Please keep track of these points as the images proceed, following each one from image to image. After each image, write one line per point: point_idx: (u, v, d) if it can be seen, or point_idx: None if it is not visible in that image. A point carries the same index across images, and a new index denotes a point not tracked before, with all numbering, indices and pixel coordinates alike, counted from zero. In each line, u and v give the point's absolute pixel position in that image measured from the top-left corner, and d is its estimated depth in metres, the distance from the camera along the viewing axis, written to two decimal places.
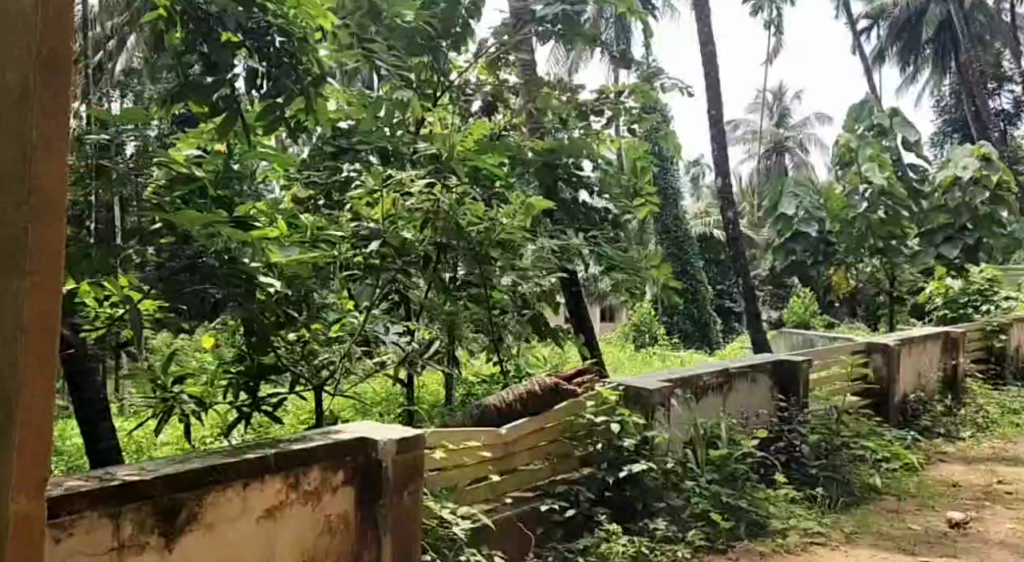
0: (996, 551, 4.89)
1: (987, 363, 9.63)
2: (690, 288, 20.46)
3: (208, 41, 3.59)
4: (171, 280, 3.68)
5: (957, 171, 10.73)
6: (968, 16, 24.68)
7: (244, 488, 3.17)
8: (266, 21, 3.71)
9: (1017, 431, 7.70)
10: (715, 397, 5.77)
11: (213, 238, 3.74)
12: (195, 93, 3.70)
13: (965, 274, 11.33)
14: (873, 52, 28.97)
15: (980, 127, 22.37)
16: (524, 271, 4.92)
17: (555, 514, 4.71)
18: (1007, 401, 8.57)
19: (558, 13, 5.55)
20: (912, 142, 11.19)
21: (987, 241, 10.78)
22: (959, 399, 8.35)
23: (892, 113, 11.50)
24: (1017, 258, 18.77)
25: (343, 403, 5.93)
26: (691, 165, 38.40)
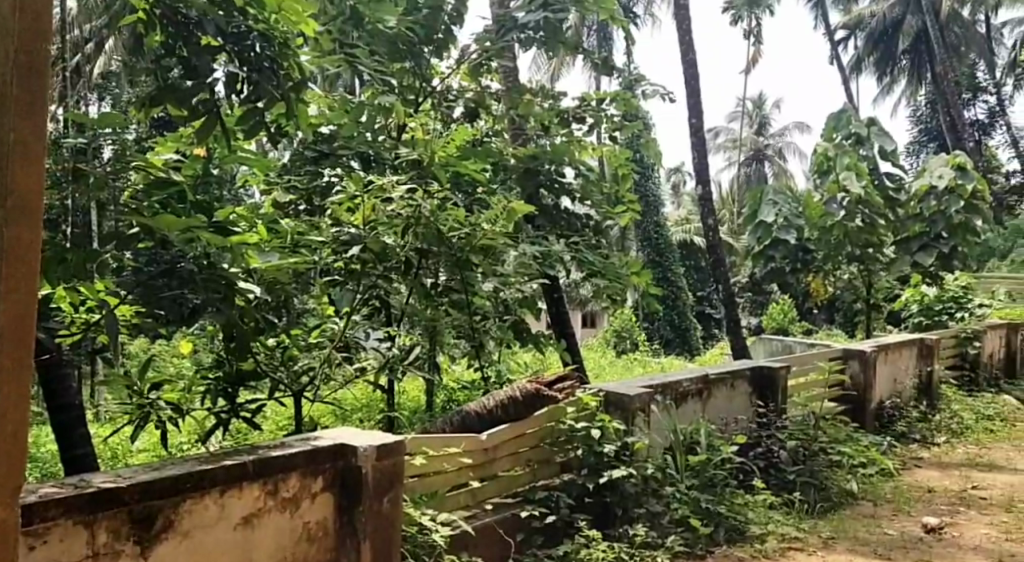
0: (971, 555, 4.94)
1: (961, 369, 9.74)
2: (670, 294, 20.52)
3: (189, 45, 3.60)
4: (149, 285, 3.67)
5: (931, 180, 10.94)
6: (944, 28, 25.00)
7: (221, 495, 3.15)
8: (247, 24, 3.68)
9: (992, 437, 7.80)
10: (694, 403, 5.82)
11: (191, 243, 3.65)
12: (174, 96, 3.72)
13: (940, 282, 11.46)
14: (850, 61, 29.16)
15: (955, 138, 22.58)
16: (505, 277, 4.89)
17: (535, 521, 4.73)
18: (981, 407, 8.69)
19: (541, 21, 5.50)
20: (888, 151, 11.42)
21: (961, 250, 10.90)
22: (934, 405, 8.44)
23: (868, 122, 11.63)
24: (993, 268, 18.94)
25: (323, 409, 5.91)
26: (671, 173, 38.54)
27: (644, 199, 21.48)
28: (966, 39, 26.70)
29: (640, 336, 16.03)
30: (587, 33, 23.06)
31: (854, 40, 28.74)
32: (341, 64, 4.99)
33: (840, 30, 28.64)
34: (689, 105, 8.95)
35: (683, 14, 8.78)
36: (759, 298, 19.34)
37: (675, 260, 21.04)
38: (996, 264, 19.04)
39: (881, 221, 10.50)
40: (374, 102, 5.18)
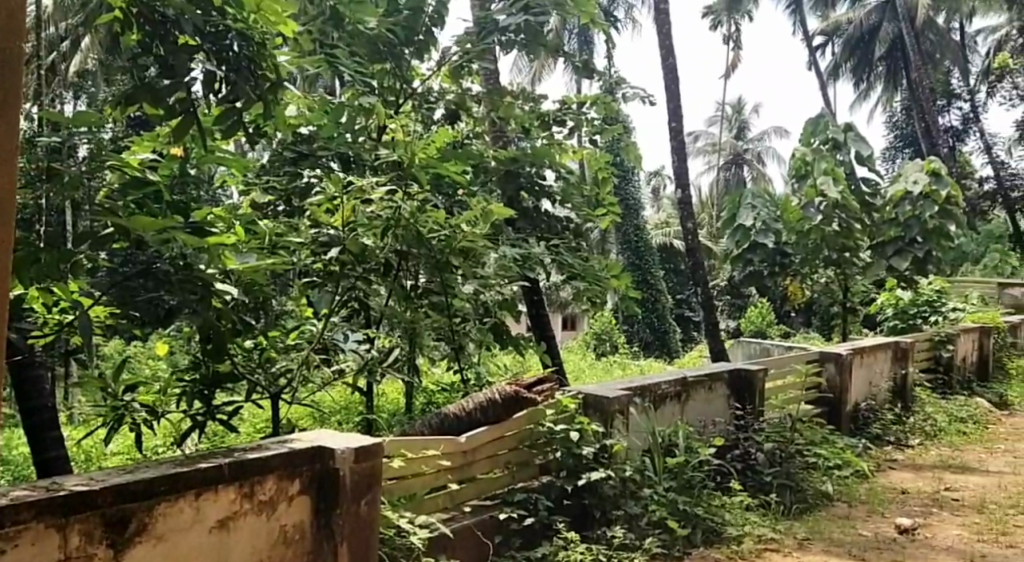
0: (943, 556, 5.00)
1: (935, 372, 9.86)
2: (649, 297, 20.63)
3: (165, 44, 3.57)
4: (124, 286, 3.69)
5: (907, 185, 11.10)
6: (919, 35, 25.37)
7: (196, 499, 3.14)
8: (225, 24, 3.66)
9: (964, 440, 7.91)
10: (673, 405, 5.85)
11: (167, 244, 3.62)
12: (149, 94, 3.60)
13: (914, 286, 11.60)
14: (828, 67, 29.42)
15: (930, 143, 22.89)
16: (486, 279, 4.92)
17: (513, 523, 4.71)
18: (954, 409, 8.80)
19: (521, 23, 5.51)
20: (865, 156, 11.47)
21: (935, 253, 11.05)
22: (908, 408, 8.54)
23: (845, 128, 11.77)
24: (967, 272, 19.21)
25: (301, 412, 5.89)
26: (652, 176, 38.69)
27: (624, 202, 21.56)
28: (940, 46, 27.07)
29: (620, 339, 16.10)
30: (568, 36, 23.15)
31: (831, 46, 28.97)
32: (321, 64, 4.97)
33: (817, 36, 29.02)
34: (668, 108, 9.01)
35: (663, 18, 8.83)
36: (738, 301, 19.45)
37: (655, 263, 21.15)
38: (972, 269, 19.30)
39: (858, 225, 10.64)
40: (355, 102, 5.14)
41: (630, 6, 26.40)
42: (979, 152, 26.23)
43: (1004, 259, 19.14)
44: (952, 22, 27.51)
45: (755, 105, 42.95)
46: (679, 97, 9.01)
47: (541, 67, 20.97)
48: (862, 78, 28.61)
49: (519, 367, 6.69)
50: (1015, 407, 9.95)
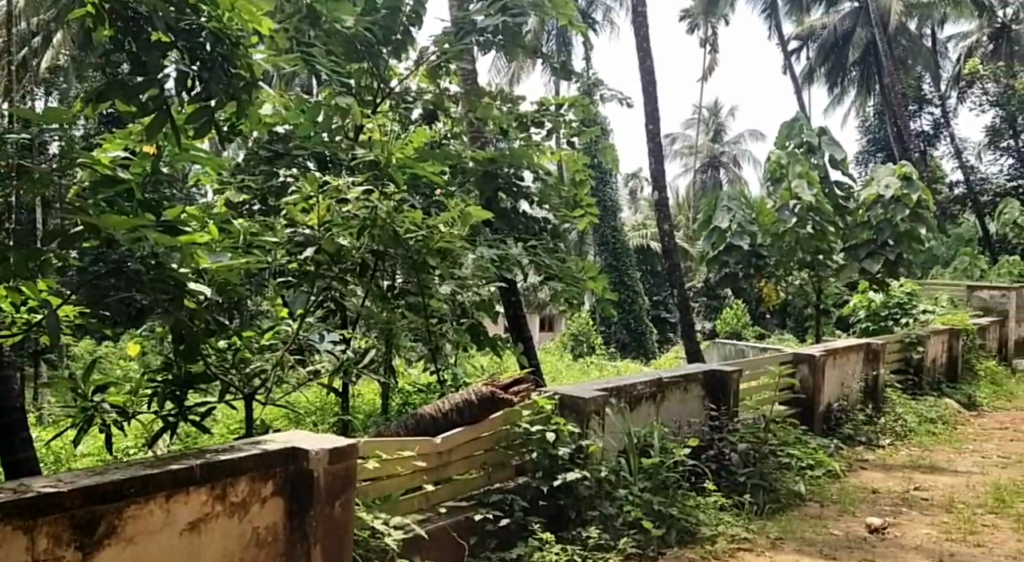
0: (913, 555, 5.07)
1: (905, 373, 9.99)
2: (625, 298, 20.71)
3: (139, 41, 3.49)
4: (93, 286, 3.60)
5: (880, 189, 11.22)
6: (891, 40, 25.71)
7: (167, 501, 3.12)
8: (198, 22, 3.62)
9: (934, 440, 8.04)
10: (649, 406, 5.89)
11: (138, 243, 3.56)
12: (121, 92, 3.51)
13: (885, 288, 11.75)
14: (803, 72, 29.68)
15: (902, 147, 23.19)
16: (463, 280, 4.86)
17: (488, 523, 4.72)
18: (924, 410, 8.92)
19: (499, 25, 5.49)
20: (838, 160, 11.70)
21: (905, 256, 11.19)
22: (879, 409, 8.65)
23: (820, 131, 11.92)
24: (938, 274, 19.47)
25: (275, 412, 5.86)
26: (628, 178, 38.82)
27: (602, 204, 21.62)
28: (913, 52, 27.35)
29: (597, 340, 16.16)
30: (546, 37, 23.22)
31: (806, 50, 29.20)
32: (298, 63, 4.91)
33: (793, 40, 29.31)
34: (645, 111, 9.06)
35: (641, 21, 8.88)
36: (713, 302, 19.57)
37: (632, 265, 21.23)
38: (943, 271, 19.56)
39: (830, 228, 10.80)
40: (331, 102, 5.06)
41: (607, 8, 26.55)
42: (950, 156, 26.57)
43: (974, 262, 19.42)
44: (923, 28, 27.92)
45: (732, 108, 43.18)
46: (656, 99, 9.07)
47: (520, 67, 20.99)
48: (836, 82, 28.88)
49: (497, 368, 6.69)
50: (982, 407, 10.11)
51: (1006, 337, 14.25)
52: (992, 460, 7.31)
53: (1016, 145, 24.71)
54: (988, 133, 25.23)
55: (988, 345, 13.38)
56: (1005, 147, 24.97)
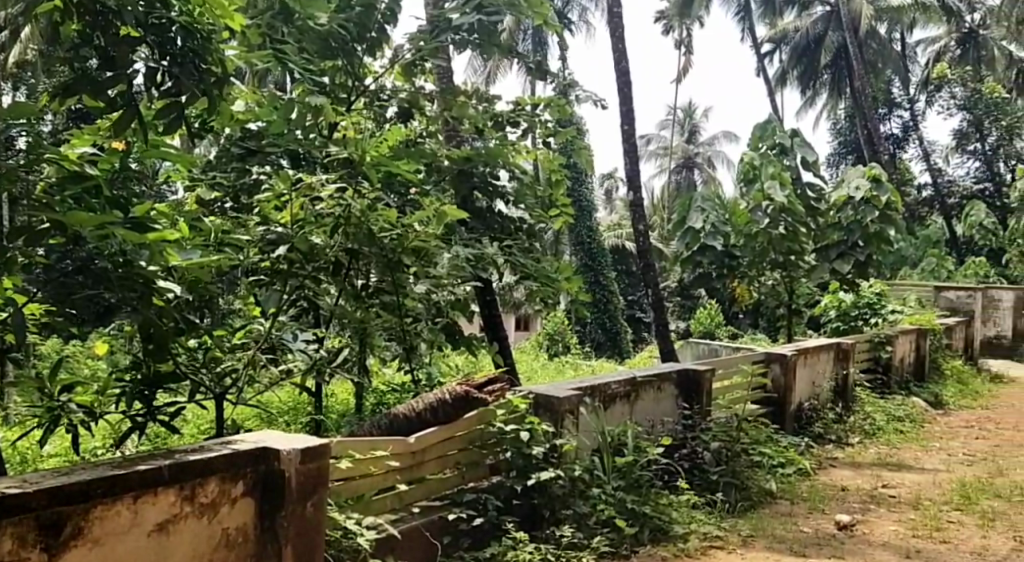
0: (881, 551, 5.15)
1: (874, 372, 10.13)
2: (600, 298, 20.76)
3: (106, 36, 3.28)
4: (58, 284, 3.54)
5: (850, 191, 11.42)
6: (863, 44, 26.13)
7: (135, 502, 3.08)
8: (169, 16, 3.43)
9: (901, 438, 8.18)
10: (623, 405, 5.92)
11: (105, 240, 3.47)
12: (89, 87, 3.35)
13: (855, 289, 11.90)
14: (776, 75, 29.91)
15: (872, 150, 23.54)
16: (439, 279, 4.80)
17: (462, 523, 4.71)
18: (892, 409, 9.07)
19: (474, 23, 5.50)
20: (810, 162, 11.85)
21: (875, 257, 11.42)
22: (848, 408, 8.77)
23: (792, 133, 12.11)
24: (907, 275, 19.73)
25: (246, 412, 5.82)
26: (603, 178, 38.96)
27: (578, 204, 21.62)
28: (882, 56, 27.79)
29: (573, 339, 16.20)
30: (523, 37, 23.24)
31: (780, 53, 29.56)
32: (269, 60, 4.88)
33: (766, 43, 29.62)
34: (621, 111, 9.10)
35: (616, 21, 8.91)
36: (687, 302, 19.68)
37: (608, 265, 21.29)
38: (911, 272, 19.83)
39: (803, 228, 10.98)
40: (303, 100, 4.89)
41: (584, 9, 26.63)
42: (918, 159, 26.74)
43: (940, 263, 19.74)
44: (894, 32, 28.35)
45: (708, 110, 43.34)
46: (632, 101, 9.12)
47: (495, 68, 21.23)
48: (808, 85, 29.15)
49: (474, 368, 6.69)
50: (949, 406, 10.29)
51: (973, 336, 14.50)
52: (958, 458, 7.43)
53: (982, 148, 25.20)
54: (956, 137, 25.70)
55: (954, 345, 13.61)
56: (973, 150, 25.43)
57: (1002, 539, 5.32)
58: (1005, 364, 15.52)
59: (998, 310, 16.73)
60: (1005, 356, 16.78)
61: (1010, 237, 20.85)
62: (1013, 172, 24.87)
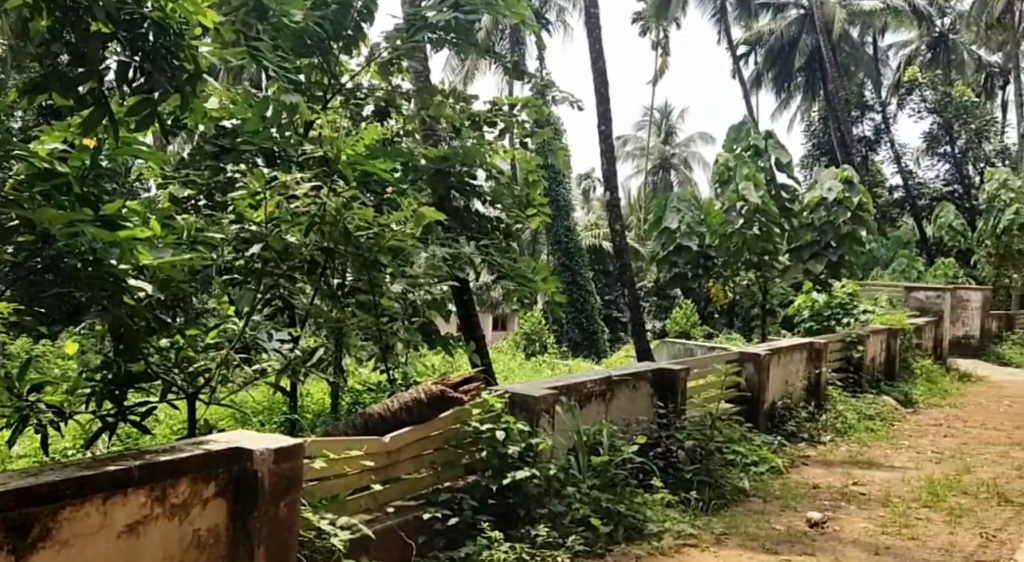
0: (851, 548, 5.22)
1: (846, 371, 10.26)
2: (577, 298, 20.80)
3: (76, 31, 3.14)
4: (27, 283, 3.49)
5: (823, 192, 11.73)
6: (836, 47, 26.46)
7: (105, 503, 3.04)
8: (141, 11, 3.30)
9: (872, 436, 8.29)
10: (598, 405, 5.94)
11: (74, 237, 3.36)
12: (59, 84, 3.19)
13: (826, 288, 12.03)
14: (751, 76, 30.11)
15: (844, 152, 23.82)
16: (415, 278, 4.83)
17: (437, 522, 4.70)
18: (862, 407, 9.19)
19: (450, 21, 5.46)
20: (784, 164, 11.95)
21: (848, 258, 11.79)
22: (820, 407, 8.87)
23: (766, 135, 12.23)
24: (877, 276, 19.98)
25: (221, 412, 5.78)
26: (580, 178, 39.07)
27: (555, 203, 21.55)
28: (855, 59, 28.12)
29: (551, 339, 16.20)
30: (500, 37, 23.20)
31: (754, 56, 29.81)
32: (244, 57, 4.74)
33: (741, 45, 29.89)
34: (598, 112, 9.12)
35: (593, 22, 8.93)
36: (663, 302, 19.76)
37: (585, 264, 21.32)
38: (881, 273, 20.09)
39: (777, 229, 11.11)
40: (279, 98, 4.76)
41: (561, 9, 26.68)
42: (889, 161, 26.95)
43: (911, 264, 20.01)
44: (868, 35, 28.70)
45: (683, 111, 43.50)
46: (609, 101, 9.14)
47: (472, 67, 21.43)
48: (782, 87, 29.35)
49: (451, 368, 6.69)
50: (918, 405, 10.44)
51: (942, 336, 14.71)
52: (927, 455, 7.55)
53: (952, 151, 25.64)
54: (926, 140, 26.13)
55: (923, 345, 13.80)
56: (943, 153, 25.86)
57: (969, 536, 5.42)
58: (974, 364, 15.76)
59: (967, 310, 16.98)
60: (972, 356, 17.03)
61: (979, 239, 21.17)
62: (981, 174, 25.53)
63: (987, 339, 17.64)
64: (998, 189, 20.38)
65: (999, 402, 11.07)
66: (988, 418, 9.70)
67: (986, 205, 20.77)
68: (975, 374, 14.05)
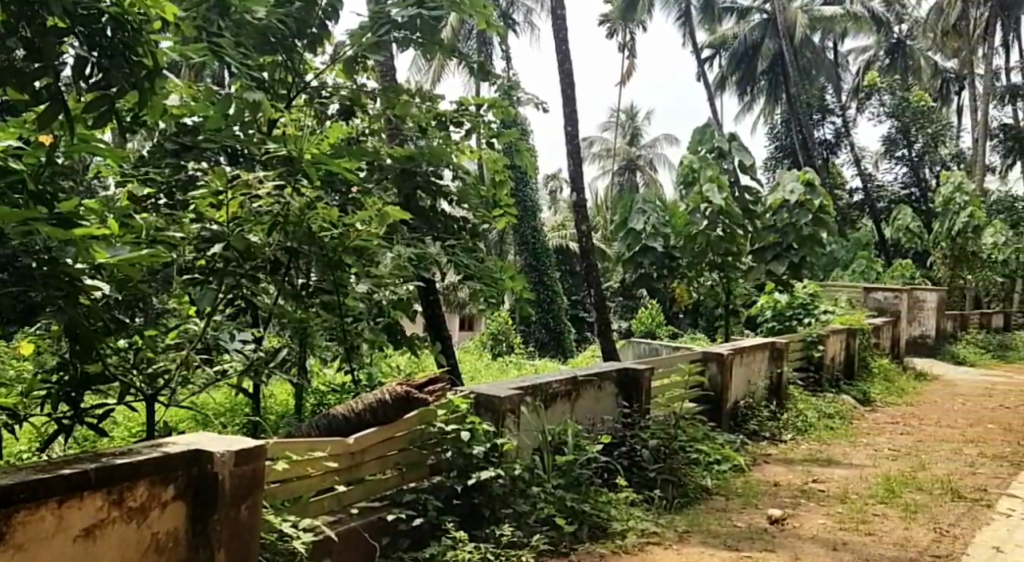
0: (810, 544, 5.29)
1: (807, 371, 10.42)
2: (543, 299, 20.83)
3: (32, 25, 3.02)
4: None
5: (785, 195, 11.91)
6: (798, 50, 26.86)
7: (60, 506, 2.98)
8: (99, 6, 3.16)
9: (832, 435, 8.43)
10: (564, 404, 5.98)
11: (28, 236, 3.24)
12: (13, 79, 3.04)
13: (788, 288, 12.19)
14: (715, 79, 30.39)
15: (806, 154, 24.10)
16: (380, 278, 4.74)
17: (401, 524, 4.67)
18: (821, 406, 9.35)
19: (415, 18, 5.40)
20: (747, 165, 12.04)
21: (808, 259, 11.94)
22: (782, 406, 9.00)
23: (729, 138, 12.34)
24: (837, 276, 20.29)
25: (182, 414, 5.70)
26: (547, 179, 39.19)
27: (521, 204, 21.53)
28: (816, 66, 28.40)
29: (518, 340, 16.23)
30: (465, 37, 23.27)
31: (718, 58, 30.12)
32: (205, 53, 4.66)
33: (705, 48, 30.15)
34: (565, 113, 9.13)
35: (560, 23, 8.95)
36: (629, 303, 19.90)
37: (552, 265, 21.37)
38: (841, 274, 20.40)
39: (739, 230, 11.26)
40: (241, 95, 4.71)
41: (527, 9, 26.70)
42: (849, 163, 27.43)
43: (870, 265, 20.38)
44: (827, 40, 29.16)
45: (648, 113, 43.69)
46: (575, 101, 9.16)
47: (439, 68, 21.57)
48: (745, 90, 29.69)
49: (417, 369, 6.66)
50: (876, 403, 10.62)
51: (899, 336, 14.99)
52: (884, 452, 7.72)
53: (909, 155, 26.09)
54: (885, 143, 26.62)
55: (881, 344, 14.05)
56: (900, 156, 26.39)
57: (924, 531, 5.52)
58: (931, 363, 16.07)
59: (923, 310, 17.32)
60: (928, 356, 17.33)
61: (934, 240, 21.59)
62: (936, 177, 26.14)
63: (942, 339, 18.01)
64: (953, 191, 20.76)
65: (954, 400, 11.30)
66: (943, 416, 9.89)
67: (940, 208, 21.14)
68: (931, 373, 14.34)
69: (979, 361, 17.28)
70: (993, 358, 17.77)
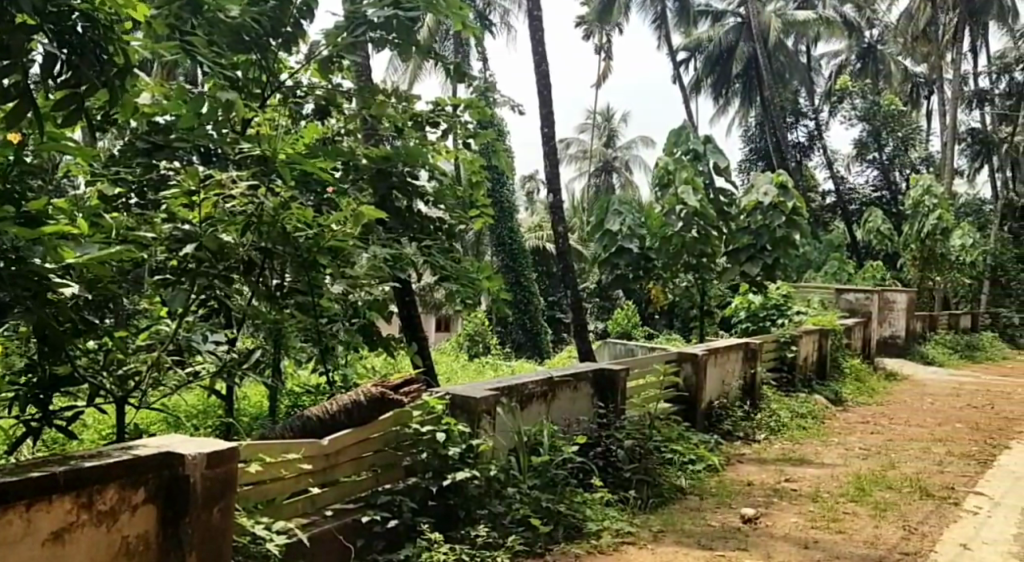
0: (784, 543, 5.33)
1: (780, 370, 10.52)
2: (519, 300, 20.80)
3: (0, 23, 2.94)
4: None
5: (759, 197, 11.97)
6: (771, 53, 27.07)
7: (28, 509, 2.93)
8: (69, 3, 3.11)
9: (804, 434, 8.51)
10: (539, 405, 5.98)
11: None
12: None
13: (760, 289, 12.30)
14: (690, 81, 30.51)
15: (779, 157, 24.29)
16: (354, 279, 4.79)
17: (376, 525, 4.64)
18: (795, 406, 9.45)
19: (390, 18, 5.38)
20: (721, 168, 12.11)
21: (781, 260, 12.03)
22: (755, 406, 9.07)
23: (704, 140, 12.41)
24: (808, 277, 20.51)
25: (156, 416, 5.62)
26: (522, 179, 39.20)
27: (497, 204, 21.50)
28: (792, 68, 27.70)
29: (494, 340, 16.23)
30: (441, 38, 23.20)
31: (693, 61, 30.30)
32: (176, 51, 4.61)
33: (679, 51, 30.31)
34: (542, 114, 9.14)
35: (537, 25, 8.94)
36: (605, 303, 19.96)
37: (529, 266, 21.35)
38: (813, 275, 20.60)
39: (713, 231, 11.34)
40: (214, 95, 4.67)
41: (503, 10, 26.65)
42: (821, 167, 27.79)
43: (841, 267, 20.64)
44: (800, 44, 29.44)
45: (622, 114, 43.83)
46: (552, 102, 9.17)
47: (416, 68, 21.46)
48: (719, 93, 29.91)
49: (393, 370, 6.64)
50: (847, 403, 10.74)
51: (869, 336, 15.17)
52: (855, 451, 7.81)
53: (880, 157, 26.64)
54: (857, 146, 27.05)
55: (852, 344, 14.22)
56: (871, 159, 26.83)
57: (892, 529, 5.59)
58: (901, 363, 16.30)
59: (893, 310, 17.56)
60: (898, 355, 17.58)
61: (903, 242, 21.86)
62: (906, 181, 26.57)
63: (912, 339, 18.25)
64: (923, 194, 21.03)
65: (923, 400, 11.47)
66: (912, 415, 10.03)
67: (910, 210, 21.38)
68: (901, 373, 14.53)
69: (948, 360, 17.56)
70: (960, 358, 18.06)
